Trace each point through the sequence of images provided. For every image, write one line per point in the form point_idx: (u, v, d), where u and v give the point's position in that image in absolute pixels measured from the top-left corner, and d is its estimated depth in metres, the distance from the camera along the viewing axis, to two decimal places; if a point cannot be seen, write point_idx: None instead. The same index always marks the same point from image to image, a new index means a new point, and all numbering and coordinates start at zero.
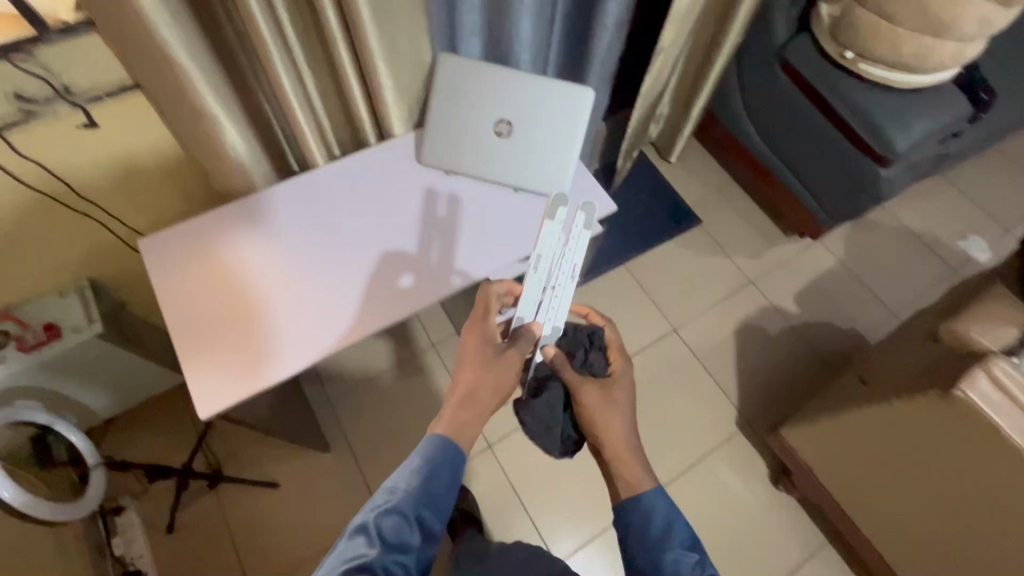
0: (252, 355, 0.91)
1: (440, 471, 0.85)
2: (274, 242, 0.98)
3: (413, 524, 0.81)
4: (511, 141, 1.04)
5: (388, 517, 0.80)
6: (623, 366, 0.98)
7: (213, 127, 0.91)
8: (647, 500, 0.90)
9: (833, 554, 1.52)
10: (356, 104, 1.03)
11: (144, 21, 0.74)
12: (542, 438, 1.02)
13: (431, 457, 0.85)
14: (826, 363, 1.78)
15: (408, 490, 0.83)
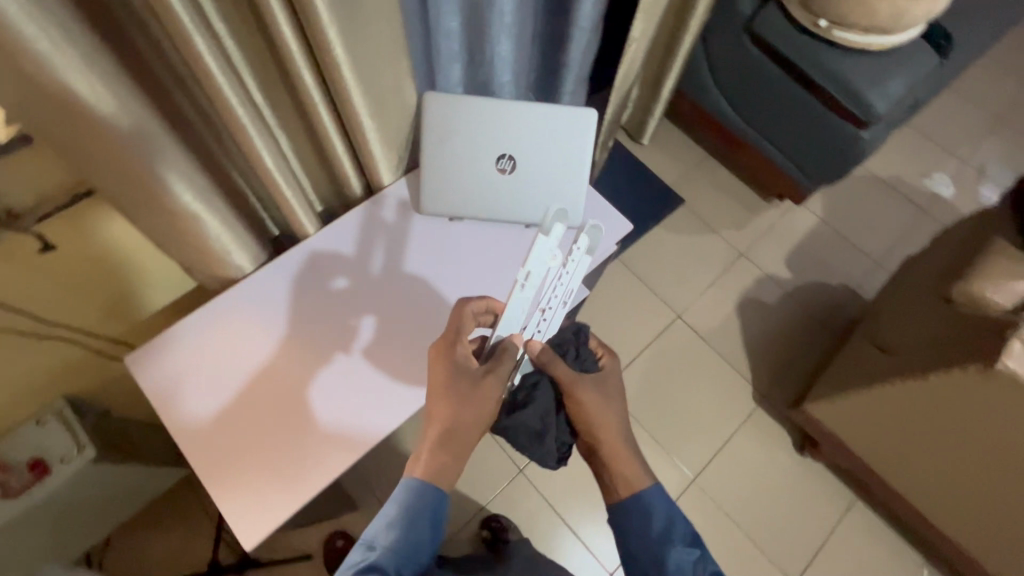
0: (286, 462, 0.84)
1: (419, 511, 0.79)
2: (279, 331, 0.90)
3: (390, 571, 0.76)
4: (519, 177, 0.96)
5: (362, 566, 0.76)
6: (612, 362, 0.91)
7: (193, 223, 0.79)
8: (647, 499, 0.86)
9: (864, 509, 1.57)
10: (342, 161, 0.93)
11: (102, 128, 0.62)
12: (535, 449, 0.90)
13: (406, 498, 0.79)
14: (825, 324, 1.82)
15: (384, 535, 0.78)
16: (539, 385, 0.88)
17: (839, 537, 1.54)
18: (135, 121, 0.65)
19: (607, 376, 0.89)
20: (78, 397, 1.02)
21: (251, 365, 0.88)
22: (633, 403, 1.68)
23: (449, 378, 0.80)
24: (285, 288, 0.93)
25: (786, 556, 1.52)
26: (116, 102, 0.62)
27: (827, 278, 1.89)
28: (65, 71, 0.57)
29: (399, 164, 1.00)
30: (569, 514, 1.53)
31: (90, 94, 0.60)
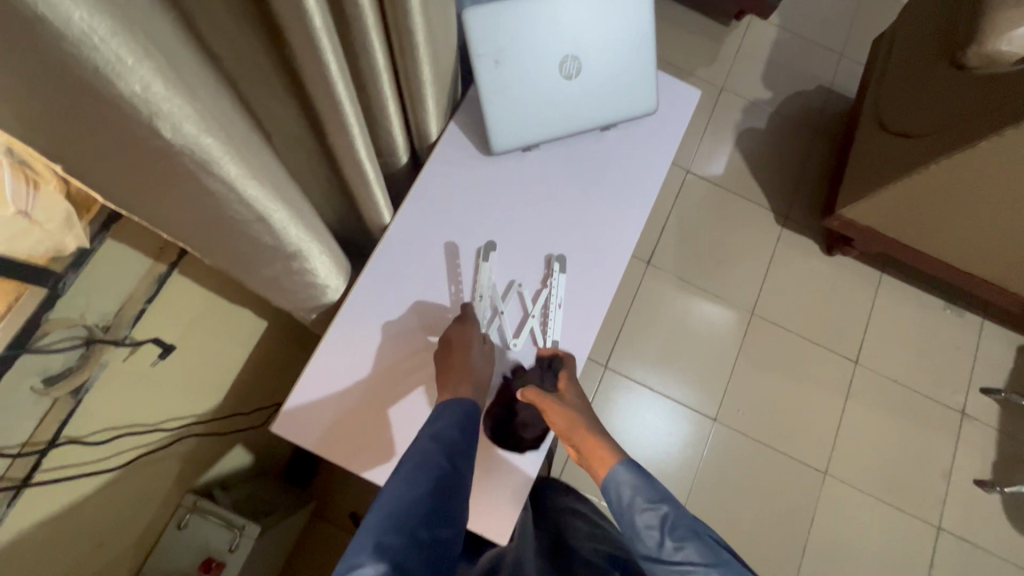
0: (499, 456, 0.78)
1: (469, 414, 0.70)
2: (418, 336, 0.80)
3: (458, 464, 0.65)
4: (588, 77, 0.85)
5: (427, 458, 0.63)
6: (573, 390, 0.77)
7: (307, 267, 0.65)
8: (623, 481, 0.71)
9: (892, 281, 1.77)
10: (400, 131, 0.78)
11: (238, 211, 0.46)
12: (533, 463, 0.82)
13: (455, 401, 0.69)
14: (816, 129, 1.88)
15: (439, 431, 0.66)
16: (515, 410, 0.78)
17: (878, 312, 1.74)
18: (265, 173, 0.47)
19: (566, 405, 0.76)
20: (198, 483, 0.86)
21: (403, 374, 0.78)
22: (678, 268, 1.73)
23: (467, 339, 0.75)
24: (393, 285, 0.81)
25: (843, 344, 1.71)
26: (249, 158, 0.43)
27: (804, 85, 1.91)
28: (206, 143, 0.37)
29: (444, 108, 0.86)
30: (649, 384, 1.64)
31: (227, 162, 0.40)
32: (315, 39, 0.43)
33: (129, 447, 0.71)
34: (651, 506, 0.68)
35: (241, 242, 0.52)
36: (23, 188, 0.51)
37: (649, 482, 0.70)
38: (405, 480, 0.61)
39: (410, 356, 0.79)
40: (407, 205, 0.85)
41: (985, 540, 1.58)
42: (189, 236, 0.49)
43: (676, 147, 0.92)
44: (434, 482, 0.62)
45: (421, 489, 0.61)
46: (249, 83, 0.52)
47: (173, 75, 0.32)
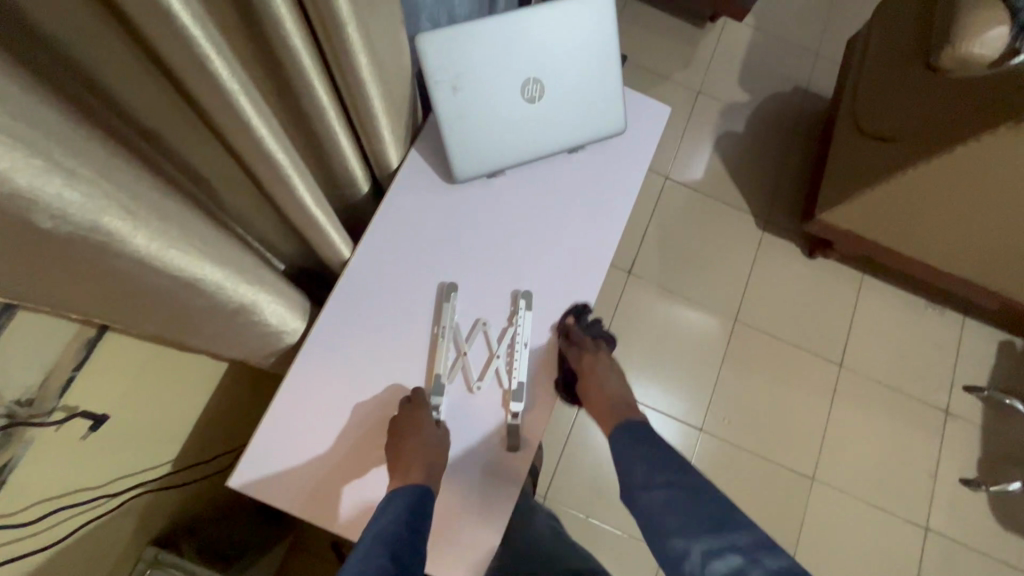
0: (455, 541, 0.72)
1: (417, 503, 0.66)
2: (370, 402, 0.75)
3: (405, 562, 0.61)
4: (552, 98, 0.82)
5: (368, 562, 0.59)
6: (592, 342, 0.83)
7: (255, 317, 0.61)
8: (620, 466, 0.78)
9: (872, 281, 1.76)
10: (354, 165, 0.74)
11: (159, 277, 0.42)
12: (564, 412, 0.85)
13: (400, 492, 0.66)
14: (793, 130, 1.86)
15: (383, 529, 0.63)
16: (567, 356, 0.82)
17: (861, 313, 1.74)
18: (188, 234, 0.43)
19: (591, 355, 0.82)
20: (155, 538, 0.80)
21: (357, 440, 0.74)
22: (659, 276, 1.71)
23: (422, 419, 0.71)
24: (352, 327, 0.77)
25: (827, 347, 1.70)
26: (165, 224, 0.39)
27: (779, 86, 1.90)
28: (102, 219, 0.34)
29: (403, 136, 0.82)
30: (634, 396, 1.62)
31: (135, 234, 0.37)
32: (228, 93, 0.40)
33: (73, 521, 0.65)
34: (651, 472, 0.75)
35: (172, 307, 0.49)
36: None
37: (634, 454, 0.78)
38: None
39: (366, 419, 0.75)
40: (367, 240, 0.81)
41: (972, 538, 1.58)
42: (107, 309, 0.45)
43: (646, 166, 0.89)
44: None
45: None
46: (172, 134, 0.48)
47: (50, 158, 0.28)
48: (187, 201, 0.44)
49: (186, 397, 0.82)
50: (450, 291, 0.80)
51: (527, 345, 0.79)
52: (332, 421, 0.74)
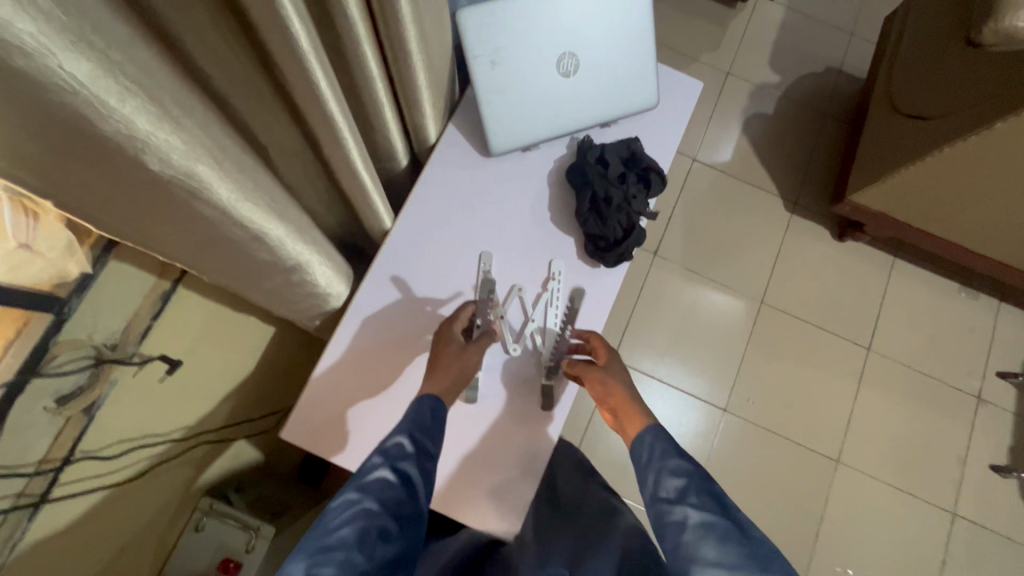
0: (498, 482, 0.76)
1: (425, 419, 0.66)
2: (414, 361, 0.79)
3: (407, 474, 0.60)
4: (586, 73, 0.84)
5: (369, 475, 0.59)
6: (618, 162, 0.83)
7: (306, 275, 0.65)
8: (641, 452, 0.69)
9: (904, 265, 1.74)
10: (397, 137, 0.78)
11: (237, 228, 0.47)
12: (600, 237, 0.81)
13: (408, 410, 0.66)
14: (826, 111, 1.83)
15: (386, 443, 0.62)
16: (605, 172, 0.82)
17: (891, 297, 1.71)
18: (261, 192, 0.47)
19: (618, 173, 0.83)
20: (212, 484, 0.89)
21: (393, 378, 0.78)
22: (684, 257, 1.71)
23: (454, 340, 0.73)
24: (394, 293, 0.81)
25: (855, 331, 1.69)
26: (245, 179, 0.44)
27: (812, 66, 1.87)
28: (195, 169, 0.38)
29: (442, 110, 0.85)
30: (657, 375, 1.64)
31: (220, 186, 0.41)
32: (305, 60, 0.44)
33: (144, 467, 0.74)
34: (672, 481, 0.64)
35: (240, 260, 0.53)
36: (24, 219, 0.51)
37: (670, 443, 0.68)
38: (344, 503, 0.56)
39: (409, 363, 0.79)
40: (407, 210, 0.84)
41: (1000, 524, 1.57)
42: (184, 255, 0.49)
43: (679, 141, 0.91)
44: (377, 500, 0.57)
45: (362, 508, 0.56)
46: (243, 101, 0.52)
47: (164, 108, 0.32)
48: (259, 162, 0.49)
49: (237, 358, 0.88)
50: (489, 259, 0.83)
51: (559, 311, 0.83)
52: (378, 378, 0.78)
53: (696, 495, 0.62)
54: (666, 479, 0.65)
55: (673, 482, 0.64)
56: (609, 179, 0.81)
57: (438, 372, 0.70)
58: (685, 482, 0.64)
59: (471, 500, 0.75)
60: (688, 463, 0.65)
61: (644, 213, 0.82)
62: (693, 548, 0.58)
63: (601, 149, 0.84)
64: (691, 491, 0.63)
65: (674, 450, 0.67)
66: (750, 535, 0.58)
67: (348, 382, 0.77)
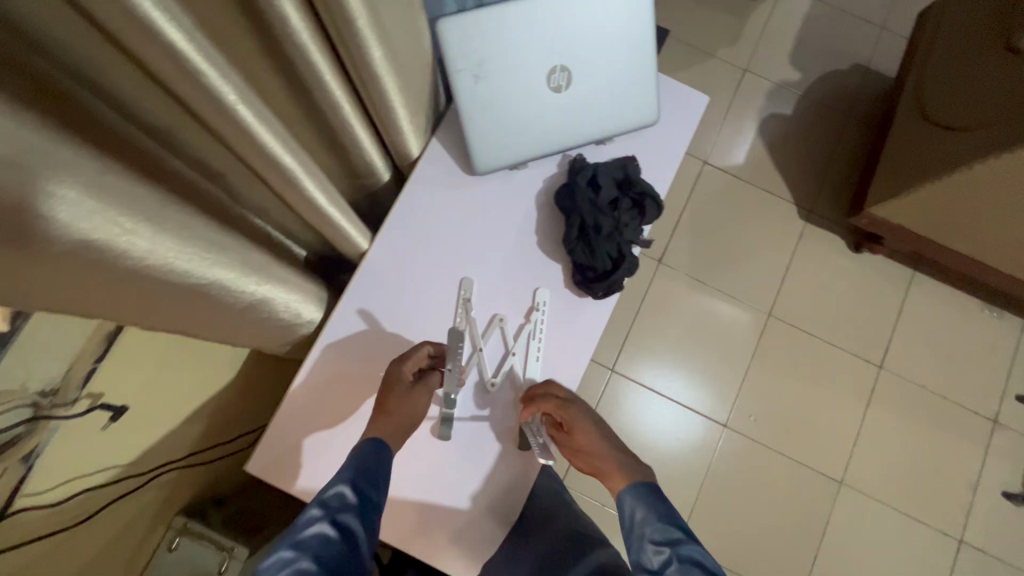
0: (465, 523, 0.72)
1: (368, 463, 0.63)
2: None
3: (348, 527, 0.59)
4: (580, 87, 0.78)
5: (307, 530, 0.57)
6: (609, 182, 0.77)
7: (268, 310, 0.62)
8: (624, 515, 0.68)
9: (923, 278, 1.65)
10: (372, 157, 0.73)
11: (177, 281, 0.44)
12: (589, 264, 0.75)
13: (351, 454, 0.64)
14: (849, 112, 1.73)
15: (326, 494, 0.60)
16: (596, 192, 0.77)
17: (908, 313, 1.63)
18: (195, 239, 0.44)
19: (610, 195, 0.77)
20: (186, 502, 0.88)
21: (364, 412, 0.74)
22: (691, 266, 1.64)
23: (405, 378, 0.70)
24: (366, 319, 0.76)
25: (868, 347, 1.62)
26: (167, 231, 0.40)
27: (837, 63, 1.75)
28: (92, 234, 0.34)
29: (423, 124, 0.80)
30: (656, 387, 1.59)
31: (131, 243, 0.38)
32: (226, 103, 0.39)
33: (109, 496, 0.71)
34: (656, 551, 0.62)
35: (190, 309, 0.50)
36: None
37: (654, 505, 0.66)
38: (278, 562, 0.54)
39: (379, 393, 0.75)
40: (385, 231, 0.79)
41: (1010, 553, 1.51)
42: (133, 317, 0.46)
43: (680, 159, 0.85)
44: (314, 558, 0.55)
45: (298, 568, 0.53)
46: (178, 133, 0.48)
47: (30, 177, 0.29)
48: (192, 205, 0.45)
49: (208, 377, 0.85)
50: (469, 286, 0.78)
51: (541, 345, 0.78)
52: (346, 411, 0.74)
53: (682, 565, 0.59)
54: (649, 549, 0.63)
55: (656, 552, 0.62)
56: (599, 206, 0.76)
57: (384, 418, 0.68)
58: (668, 551, 0.61)
59: (433, 541, 0.71)
60: (671, 528, 0.63)
61: (636, 242, 0.77)
62: None
63: (593, 171, 0.78)
64: (674, 561, 0.60)
65: (657, 513, 0.65)
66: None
67: (317, 413, 0.74)
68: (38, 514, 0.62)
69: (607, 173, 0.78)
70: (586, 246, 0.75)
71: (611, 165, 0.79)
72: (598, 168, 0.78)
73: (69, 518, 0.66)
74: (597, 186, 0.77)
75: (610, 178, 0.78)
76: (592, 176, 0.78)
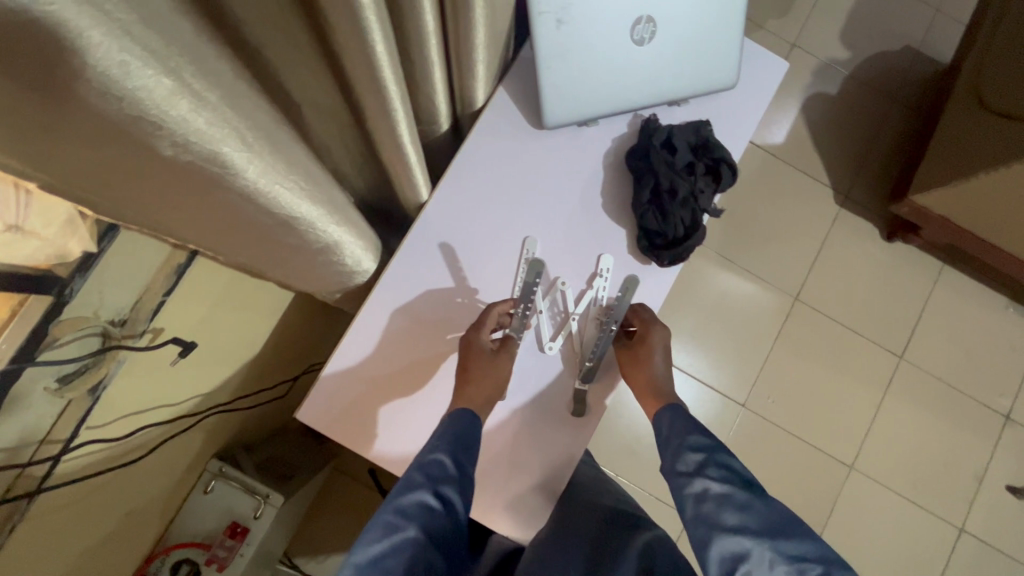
0: (513, 487, 0.72)
1: (462, 434, 0.62)
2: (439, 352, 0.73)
3: (448, 500, 0.57)
4: (663, 42, 0.73)
5: (409, 497, 0.55)
6: (685, 146, 0.74)
7: (336, 255, 0.59)
8: (663, 425, 0.70)
9: (952, 272, 1.64)
10: (442, 99, 0.69)
11: (271, 212, 0.41)
12: (659, 234, 0.73)
13: (444, 423, 0.62)
14: (896, 97, 1.68)
15: (425, 460, 0.59)
16: (673, 152, 0.74)
17: (934, 305, 1.63)
18: (296, 168, 0.40)
19: (687, 159, 0.74)
20: (224, 449, 0.89)
21: (424, 375, 0.73)
22: (721, 244, 1.62)
23: (483, 349, 0.69)
24: (428, 271, 0.74)
25: (890, 336, 1.61)
26: (278, 158, 0.37)
27: (889, 44, 1.69)
28: (220, 149, 0.31)
29: (493, 71, 0.75)
30: (677, 362, 1.59)
31: (248, 166, 0.34)
32: (361, 16, 0.35)
33: (158, 442, 0.71)
34: (693, 454, 0.65)
35: (267, 241, 0.48)
36: (12, 191, 0.41)
37: (691, 419, 0.69)
38: (384, 528, 0.53)
39: (433, 351, 0.73)
40: (444, 182, 0.76)
41: (1004, 542, 1.55)
42: (204, 236, 0.43)
43: (754, 129, 0.81)
44: (420, 526, 0.54)
45: (404, 536, 0.53)
46: (275, 52, 0.44)
47: (179, 72, 0.25)
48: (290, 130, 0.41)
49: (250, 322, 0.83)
50: (531, 248, 0.76)
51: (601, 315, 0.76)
52: (400, 367, 0.73)
53: (718, 467, 0.62)
54: (687, 452, 0.65)
55: (693, 457, 0.64)
56: (676, 169, 0.72)
57: (472, 386, 0.67)
58: (705, 455, 0.64)
59: (483, 503, 0.71)
60: (709, 438, 0.66)
61: (708, 210, 0.74)
62: (713, 514, 0.59)
63: (668, 133, 0.74)
64: (710, 464, 0.63)
65: (694, 426, 0.68)
66: (768, 500, 0.58)
67: (375, 371, 0.72)
68: (95, 450, 0.60)
69: (686, 136, 0.75)
70: (656, 212, 0.72)
71: (690, 127, 0.75)
72: (675, 129, 0.75)
73: (121, 456, 0.65)
74: (673, 148, 0.74)
75: (688, 143, 0.75)
76: (668, 135, 0.74)
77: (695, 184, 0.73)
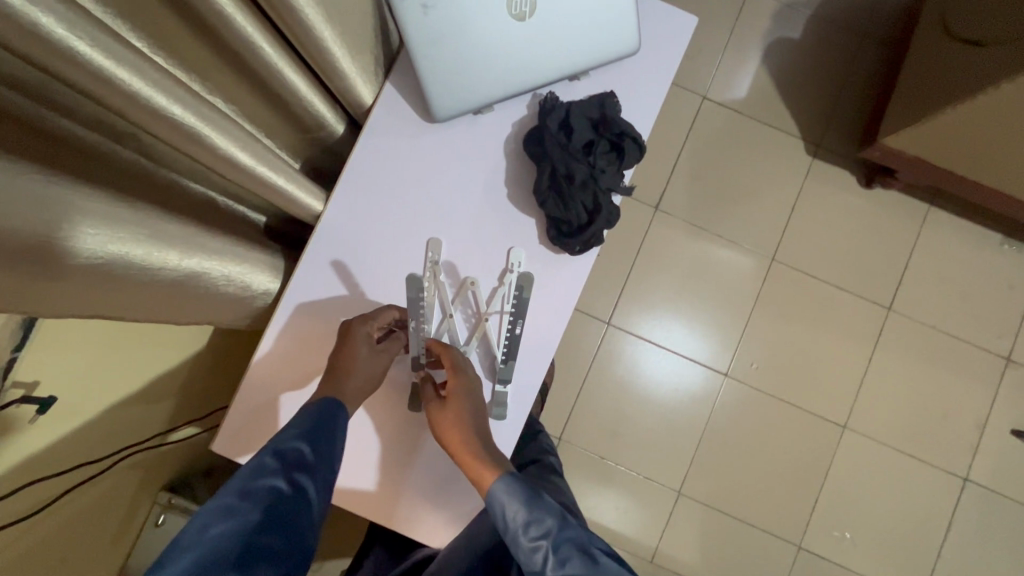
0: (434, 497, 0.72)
1: (324, 424, 0.63)
2: None
3: (301, 486, 0.60)
4: (544, 15, 0.68)
5: (259, 481, 0.59)
6: (583, 125, 0.69)
7: (202, 283, 0.58)
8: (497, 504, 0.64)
9: (939, 213, 1.55)
10: (311, 106, 0.66)
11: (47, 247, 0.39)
12: (566, 224, 0.69)
13: (308, 410, 0.63)
14: (864, 32, 1.57)
15: (284, 447, 0.61)
16: (570, 134, 0.69)
17: (921, 251, 1.55)
18: (46, 201, 0.38)
19: (586, 139, 0.69)
20: (172, 482, 0.90)
21: None
22: (688, 211, 1.55)
23: (363, 343, 0.67)
24: (329, 285, 0.72)
25: (876, 288, 1.54)
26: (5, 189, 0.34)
27: None
28: None
29: (372, 68, 0.72)
30: (655, 338, 1.54)
31: None
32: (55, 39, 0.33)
33: (78, 484, 0.71)
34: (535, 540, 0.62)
35: (94, 286, 0.45)
36: None
37: (521, 493, 0.64)
38: (227, 508, 0.57)
39: None
40: (338, 191, 0.72)
41: (1013, 488, 1.49)
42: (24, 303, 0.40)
43: (664, 95, 0.75)
44: (262, 507, 0.57)
45: (243, 518, 0.56)
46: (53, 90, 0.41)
47: None
48: (56, 170, 0.39)
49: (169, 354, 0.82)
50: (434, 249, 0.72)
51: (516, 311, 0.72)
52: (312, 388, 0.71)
53: (557, 549, 0.61)
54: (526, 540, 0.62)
55: (533, 541, 0.62)
56: (571, 151, 0.68)
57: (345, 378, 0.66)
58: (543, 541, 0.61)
59: (404, 513, 0.71)
60: (542, 515, 0.63)
61: (616, 189, 0.70)
62: None
63: (566, 111, 0.69)
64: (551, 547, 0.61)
65: (527, 504, 0.63)
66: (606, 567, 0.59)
67: (286, 392, 0.71)
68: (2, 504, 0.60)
69: (585, 113, 0.70)
70: (557, 202, 0.68)
71: (589, 102, 0.70)
72: (572, 106, 0.69)
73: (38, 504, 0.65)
74: (570, 129, 0.69)
75: (587, 120, 0.70)
76: (565, 115, 0.69)
77: (595, 166, 0.68)
